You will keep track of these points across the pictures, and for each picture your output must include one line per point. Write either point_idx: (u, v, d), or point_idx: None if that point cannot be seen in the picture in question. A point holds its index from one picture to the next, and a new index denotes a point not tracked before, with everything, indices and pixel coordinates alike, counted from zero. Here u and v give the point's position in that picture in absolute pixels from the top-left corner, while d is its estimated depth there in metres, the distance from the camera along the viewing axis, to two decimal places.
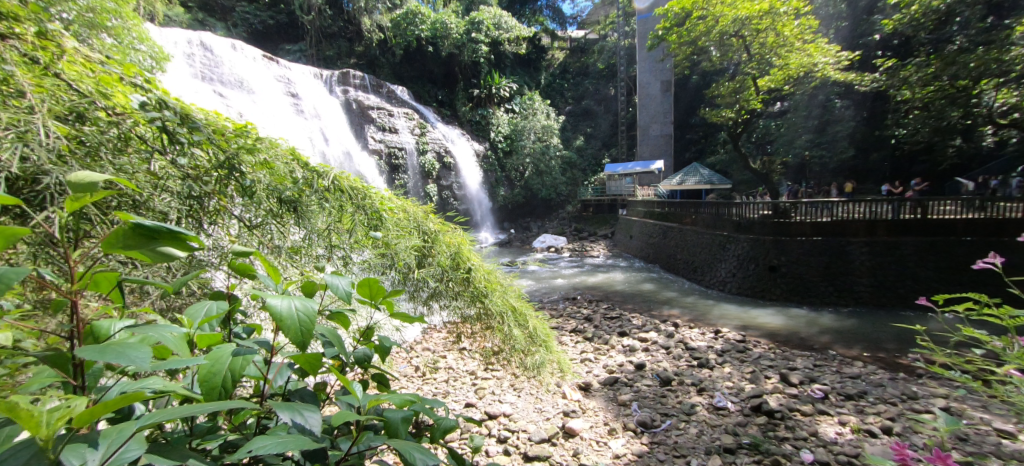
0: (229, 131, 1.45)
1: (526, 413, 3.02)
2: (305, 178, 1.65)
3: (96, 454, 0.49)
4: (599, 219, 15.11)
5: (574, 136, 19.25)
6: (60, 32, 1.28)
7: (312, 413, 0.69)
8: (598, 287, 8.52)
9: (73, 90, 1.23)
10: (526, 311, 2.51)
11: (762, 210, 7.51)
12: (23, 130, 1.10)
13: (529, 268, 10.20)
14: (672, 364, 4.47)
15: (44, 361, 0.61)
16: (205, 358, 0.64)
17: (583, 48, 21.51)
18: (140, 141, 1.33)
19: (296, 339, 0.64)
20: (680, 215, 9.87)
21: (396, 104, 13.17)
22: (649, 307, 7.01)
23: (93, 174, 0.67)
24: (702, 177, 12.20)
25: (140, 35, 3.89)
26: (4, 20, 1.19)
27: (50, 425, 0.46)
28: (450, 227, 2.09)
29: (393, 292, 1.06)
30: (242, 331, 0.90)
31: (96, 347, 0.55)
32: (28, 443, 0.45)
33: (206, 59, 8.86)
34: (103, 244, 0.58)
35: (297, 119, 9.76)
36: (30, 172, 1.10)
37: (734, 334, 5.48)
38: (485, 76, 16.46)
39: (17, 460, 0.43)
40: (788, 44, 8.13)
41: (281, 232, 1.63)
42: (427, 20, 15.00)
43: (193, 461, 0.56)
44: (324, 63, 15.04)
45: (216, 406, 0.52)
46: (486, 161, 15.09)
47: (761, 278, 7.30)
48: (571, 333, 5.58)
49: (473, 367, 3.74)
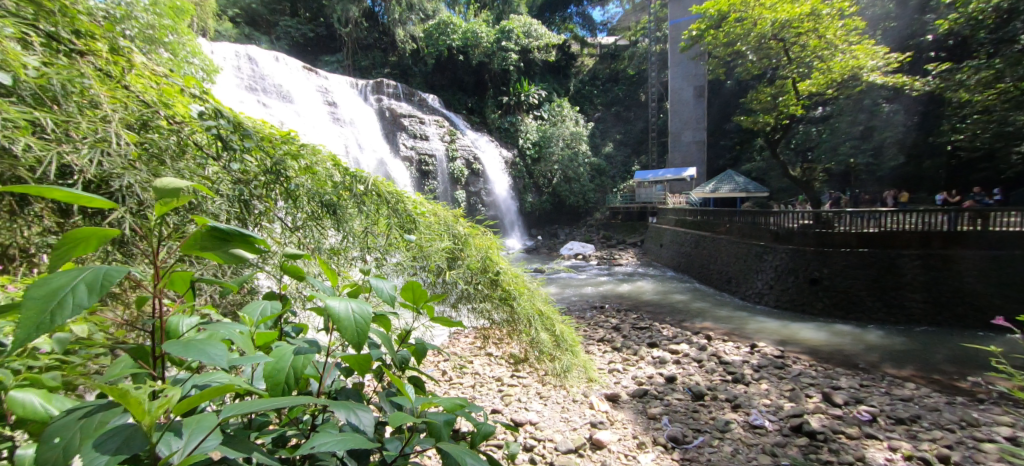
0: (276, 138, 1.55)
1: (553, 422, 2.98)
2: (344, 182, 1.70)
3: (180, 442, 0.54)
4: (629, 227, 14.85)
5: (604, 143, 19.05)
6: (130, 49, 1.40)
7: (365, 413, 0.71)
8: (628, 296, 8.37)
9: (138, 100, 1.33)
10: (552, 315, 2.50)
11: (803, 220, 7.25)
12: (99, 138, 1.21)
13: (557, 275, 10.15)
14: (704, 378, 4.32)
15: (125, 353, 0.66)
16: (270, 356, 0.68)
17: (614, 54, 21.25)
18: (196, 147, 1.42)
19: (353, 342, 0.67)
20: (713, 224, 9.64)
21: (428, 111, 13.52)
22: (681, 317, 6.83)
23: (179, 181, 0.70)
24: (737, 184, 11.83)
25: (195, 49, 4.17)
26: (82, 38, 1.31)
27: (151, 413, 0.51)
28: (480, 231, 2.13)
29: (434, 297, 1.07)
30: (292, 330, 0.93)
31: (179, 343, 0.59)
32: (131, 429, 0.50)
33: (252, 71, 9.40)
34: (183, 245, 0.62)
35: (334, 127, 10.16)
36: (102, 177, 1.21)
37: (772, 349, 5.26)
38: (514, 84, 16.52)
39: (116, 442, 0.48)
40: (831, 46, 7.75)
41: (321, 234, 1.70)
42: (459, 30, 15.27)
43: (257, 453, 0.59)
44: (359, 73, 15.62)
45: (288, 403, 0.56)
46: (515, 168, 15.11)
47: (802, 291, 6.97)
48: (599, 342, 5.48)
49: (499, 373, 3.74)
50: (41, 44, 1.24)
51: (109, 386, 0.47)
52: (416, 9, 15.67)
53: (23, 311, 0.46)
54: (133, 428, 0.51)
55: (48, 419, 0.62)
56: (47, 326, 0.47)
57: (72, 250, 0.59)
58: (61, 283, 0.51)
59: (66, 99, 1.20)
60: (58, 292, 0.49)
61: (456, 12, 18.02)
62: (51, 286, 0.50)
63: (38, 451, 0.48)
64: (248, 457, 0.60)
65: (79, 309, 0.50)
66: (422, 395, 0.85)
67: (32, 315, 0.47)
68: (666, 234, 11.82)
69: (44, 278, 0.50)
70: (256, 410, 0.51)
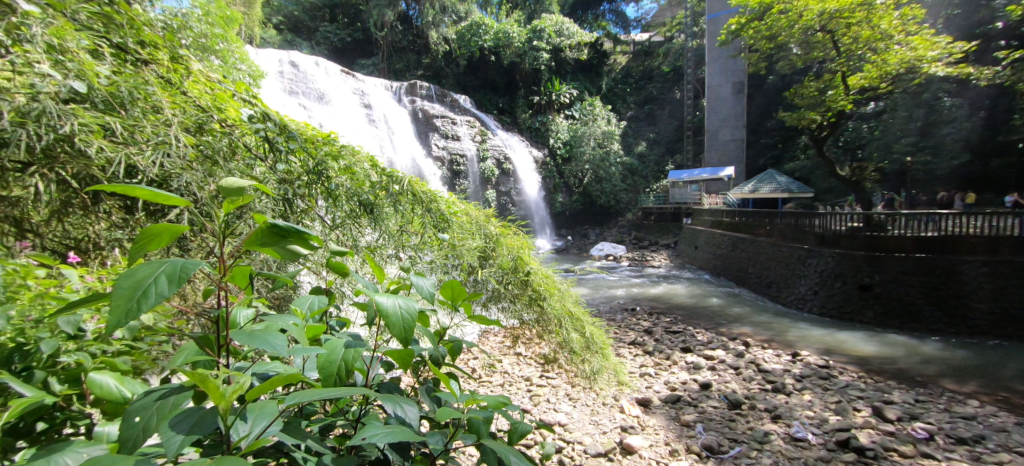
0: (318, 139, 1.62)
1: (582, 424, 2.96)
2: (381, 182, 1.77)
3: (245, 427, 0.58)
4: (662, 228, 14.51)
5: (637, 142, 18.70)
6: (187, 57, 1.52)
7: (410, 406, 0.73)
8: (661, 299, 8.19)
9: (195, 105, 1.44)
10: (583, 317, 2.48)
11: (852, 222, 6.90)
12: (161, 141, 1.31)
13: (588, 276, 10.04)
14: (741, 386, 4.17)
15: (191, 341, 0.70)
16: (324, 348, 0.71)
17: (647, 51, 20.84)
18: (246, 148, 1.51)
19: (401, 338, 0.69)
20: (754, 226, 9.29)
21: (460, 112, 13.69)
22: (717, 322, 6.61)
23: (243, 179, 0.73)
24: (779, 185, 11.36)
25: (243, 55, 4.35)
26: (148, 47, 1.44)
27: (227, 396, 0.55)
28: (511, 231, 2.15)
29: (472, 295, 1.08)
30: (337, 323, 0.97)
31: (243, 332, 0.63)
32: (208, 412, 0.54)
33: (294, 76, 9.81)
34: (247, 241, 0.66)
35: (370, 128, 10.45)
36: (162, 176, 1.29)
37: (816, 358, 5.01)
38: (546, 83, 16.45)
39: (192, 424, 0.52)
40: (886, 37, 7.27)
41: (359, 232, 1.75)
42: (491, 31, 15.40)
43: (310, 441, 0.63)
44: (394, 76, 16.02)
45: (344, 393, 0.59)
46: (545, 167, 15.03)
47: (850, 298, 6.62)
48: (630, 346, 5.39)
49: (528, 373, 3.73)
50: (112, 54, 1.37)
51: (189, 370, 0.52)
52: (449, 12, 15.79)
53: (114, 298, 0.50)
54: (208, 411, 0.55)
55: (121, 400, 0.68)
56: (133, 314, 0.50)
57: (147, 245, 0.63)
58: (144, 274, 0.54)
59: (132, 104, 1.31)
60: (143, 282, 0.53)
61: (488, 13, 18.21)
62: (135, 278, 0.53)
63: (120, 428, 0.52)
64: (300, 445, 0.63)
65: (161, 298, 0.53)
66: (462, 390, 0.87)
67: (122, 301, 0.50)
68: (702, 236, 11.48)
69: (131, 270, 0.53)
70: (314, 399, 0.54)
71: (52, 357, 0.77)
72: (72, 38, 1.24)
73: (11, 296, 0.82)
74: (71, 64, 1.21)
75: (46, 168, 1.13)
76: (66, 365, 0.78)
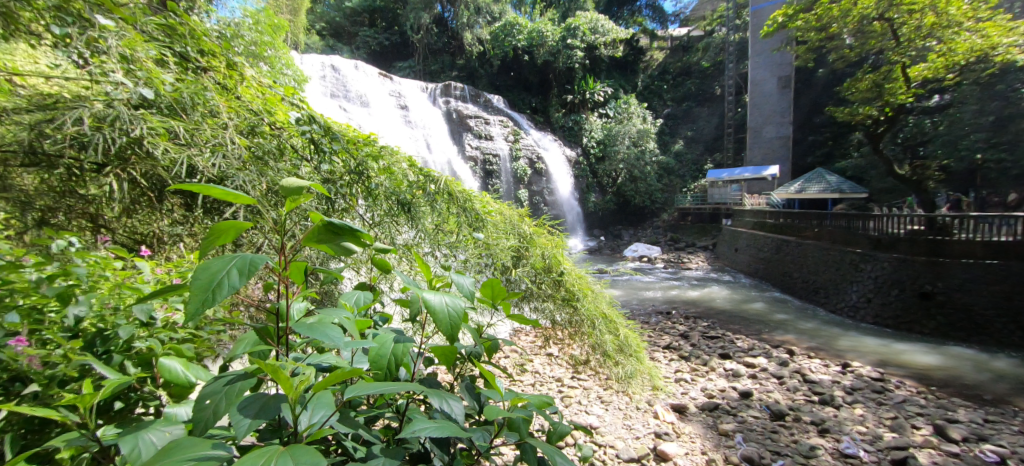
0: (360, 141, 1.69)
1: (614, 428, 2.90)
2: (418, 182, 1.81)
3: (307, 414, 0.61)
4: (701, 229, 14.05)
5: (674, 140, 18.21)
6: (241, 63, 1.62)
7: (456, 401, 0.75)
8: (698, 303, 7.93)
9: (248, 109, 1.53)
10: (616, 319, 2.44)
11: (913, 225, 6.48)
12: (217, 143, 1.39)
13: (621, 278, 9.86)
14: (785, 396, 3.99)
15: (252, 331, 0.74)
16: (374, 342, 0.74)
17: (686, 46, 20.26)
18: (293, 150, 1.59)
19: (447, 333, 0.72)
20: (800, 228, 8.86)
21: (493, 112, 13.77)
22: (759, 329, 6.34)
23: (304, 178, 0.76)
24: (828, 184, 10.79)
25: (289, 61, 4.51)
26: (206, 55, 1.55)
27: (295, 387, 0.59)
28: (544, 230, 2.16)
29: (511, 295, 1.09)
30: (380, 318, 0.99)
31: (304, 324, 0.67)
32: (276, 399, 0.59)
33: (336, 80, 10.15)
34: (305, 238, 0.69)
35: (406, 129, 10.69)
36: (221, 174, 1.37)
37: (869, 370, 4.72)
38: (580, 82, 16.24)
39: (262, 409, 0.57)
40: (954, 24, 6.70)
41: (396, 230, 1.79)
42: (525, 30, 15.43)
43: (359, 432, 0.66)
44: (429, 77, 16.35)
45: (396, 389, 0.62)
46: (578, 167, 14.85)
47: (909, 307, 6.19)
48: (664, 350, 5.25)
49: (559, 374, 3.68)
50: (175, 63, 1.49)
51: (261, 360, 0.56)
52: (483, 12, 15.84)
53: (192, 289, 0.55)
54: (275, 397, 0.59)
55: (189, 385, 0.73)
56: (209, 304, 0.55)
57: (214, 240, 0.67)
58: (217, 267, 0.58)
59: (193, 109, 1.41)
60: (217, 274, 0.57)
61: (521, 12, 18.19)
62: (211, 270, 0.57)
63: (194, 410, 0.58)
64: (352, 433, 0.67)
65: (233, 291, 0.57)
66: (504, 388, 0.89)
67: (200, 292, 0.55)
68: (743, 238, 11.06)
69: (206, 262, 0.57)
70: (372, 391, 0.57)
71: (127, 342, 0.84)
72: (142, 49, 1.37)
73: (94, 285, 0.90)
74: (142, 73, 1.34)
75: (119, 169, 1.26)
76: (139, 350, 0.85)
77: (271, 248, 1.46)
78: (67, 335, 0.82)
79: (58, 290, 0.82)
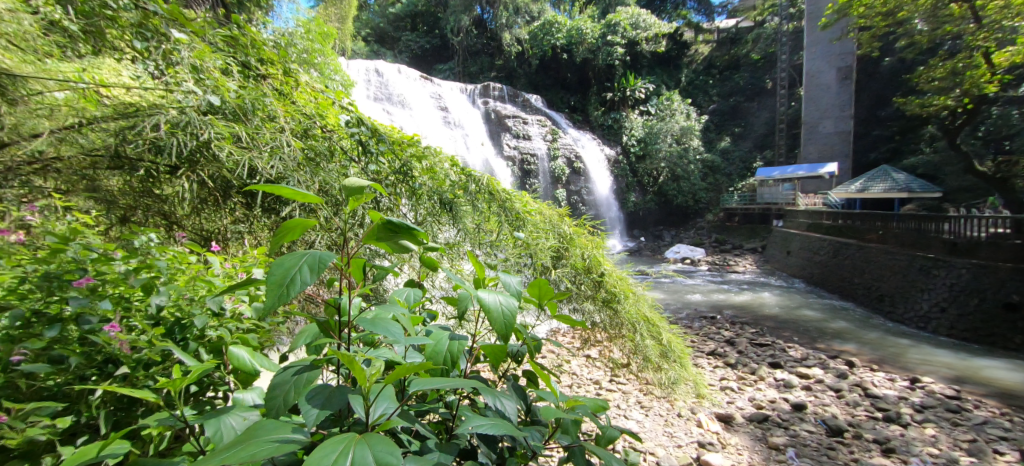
0: (404, 142, 1.75)
1: (655, 435, 2.84)
2: (459, 182, 1.86)
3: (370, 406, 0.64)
4: (749, 230, 13.46)
5: (721, 137, 17.50)
6: (295, 70, 1.70)
7: (509, 402, 0.76)
8: (746, 308, 7.60)
9: (302, 113, 1.61)
10: (658, 323, 2.38)
11: (997, 228, 5.91)
12: (275, 146, 1.47)
13: (662, 281, 9.60)
14: (844, 411, 3.75)
15: (314, 325, 0.77)
16: (430, 339, 0.77)
17: (734, 38, 19.39)
18: (343, 151, 1.65)
19: (502, 335, 0.73)
20: (862, 230, 8.29)
21: (531, 111, 13.79)
22: (814, 338, 5.98)
23: (361, 179, 0.77)
24: (894, 183, 10.03)
25: (338, 67, 4.62)
26: (265, 64, 1.65)
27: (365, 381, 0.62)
28: (584, 230, 2.13)
29: (558, 295, 1.08)
30: (428, 315, 1.01)
31: (367, 320, 0.71)
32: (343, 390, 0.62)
33: (379, 84, 10.45)
34: (365, 237, 0.72)
35: (445, 129, 10.86)
36: (278, 175, 1.44)
37: (942, 387, 4.36)
38: (620, 79, 15.88)
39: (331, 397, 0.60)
40: None
41: (438, 228, 1.83)
42: (563, 28, 15.31)
43: (417, 426, 0.68)
44: (468, 78, 16.65)
45: (456, 385, 0.64)
46: (618, 166, 14.57)
47: (989, 318, 5.67)
48: (709, 356, 5.06)
49: (597, 376, 3.63)
50: (239, 71, 1.59)
51: (337, 353, 0.60)
52: (522, 12, 15.87)
53: (268, 284, 0.58)
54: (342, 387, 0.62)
55: (256, 373, 0.78)
56: (284, 298, 0.58)
57: (281, 238, 0.70)
58: (290, 264, 0.61)
59: (254, 114, 1.49)
60: (289, 271, 0.60)
61: (560, 11, 18.18)
62: (285, 266, 0.60)
63: (267, 398, 0.63)
64: (409, 426, 0.69)
65: (305, 286, 0.60)
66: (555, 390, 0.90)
67: (275, 287, 0.58)
68: (796, 240, 10.50)
69: (279, 259, 0.61)
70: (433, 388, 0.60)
71: (202, 332, 0.91)
72: (211, 59, 1.47)
73: (173, 277, 0.98)
74: (211, 81, 1.43)
75: (190, 171, 1.36)
76: (211, 338, 0.92)
77: (324, 246, 1.53)
78: (150, 323, 0.90)
79: (143, 281, 0.90)
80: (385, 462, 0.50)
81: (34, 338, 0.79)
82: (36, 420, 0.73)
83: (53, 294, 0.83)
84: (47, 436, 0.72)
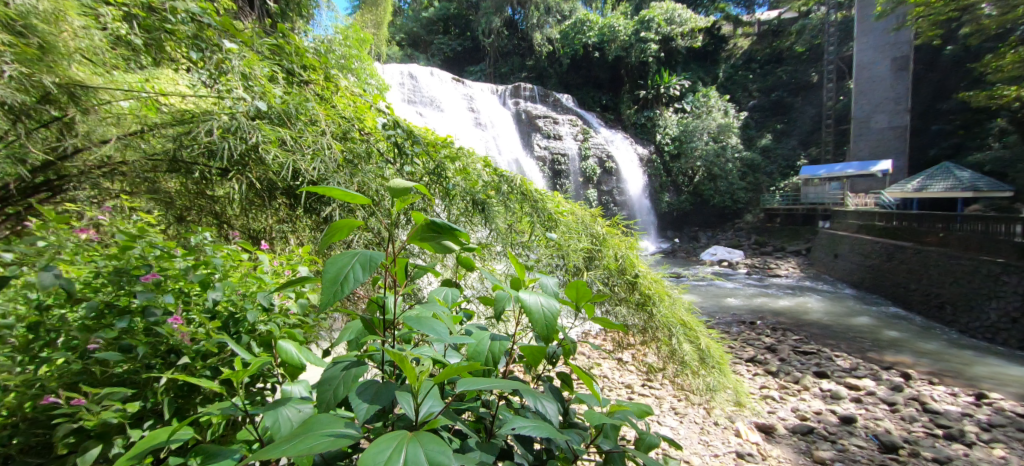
0: (438, 143, 1.79)
1: (691, 443, 2.77)
2: (492, 182, 1.87)
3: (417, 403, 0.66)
4: (792, 232, 12.90)
5: (761, 134, 16.84)
6: (334, 75, 1.77)
7: (550, 403, 0.77)
8: (787, 313, 7.28)
9: (342, 116, 1.67)
10: (696, 327, 2.32)
11: None
12: (317, 149, 1.53)
13: (697, 283, 9.32)
14: (899, 426, 3.54)
15: (360, 323, 0.80)
16: (473, 339, 0.78)
17: (777, 30, 18.60)
18: (380, 153, 1.70)
19: (544, 336, 0.74)
20: (921, 232, 7.77)
21: (562, 111, 13.71)
22: (864, 347, 5.66)
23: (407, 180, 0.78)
24: (957, 182, 9.36)
25: (373, 71, 4.70)
26: (308, 69, 1.72)
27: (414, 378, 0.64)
28: (618, 231, 2.10)
29: (595, 296, 1.08)
30: (465, 314, 1.02)
31: (413, 318, 0.73)
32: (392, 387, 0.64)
33: (413, 86, 10.62)
34: (411, 236, 0.74)
35: (477, 131, 10.95)
36: (320, 177, 1.50)
37: (1011, 404, 4.04)
38: (654, 76, 15.51)
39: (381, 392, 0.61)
40: None
41: (471, 229, 1.85)
42: (595, 27, 15.14)
43: (463, 425, 0.69)
44: (499, 79, 16.73)
45: (501, 386, 0.65)
46: (652, 165, 14.28)
47: None
48: (748, 363, 4.87)
49: (629, 380, 3.56)
50: (283, 78, 1.67)
51: (388, 351, 0.62)
52: (554, 12, 15.80)
53: (324, 281, 0.60)
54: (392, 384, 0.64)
55: (303, 368, 0.81)
56: (338, 295, 0.60)
57: (332, 236, 0.72)
58: (343, 263, 0.64)
59: (297, 118, 1.55)
60: (342, 270, 0.62)
61: (592, 9, 17.98)
62: (338, 264, 0.63)
63: (319, 392, 0.65)
64: (453, 426, 0.70)
65: (358, 284, 0.62)
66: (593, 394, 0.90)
67: (330, 284, 0.60)
68: (844, 243, 9.97)
69: (333, 258, 0.63)
70: (481, 387, 0.61)
71: (252, 325, 0.96)
72: (258, 67, 1.54)
73: (226, 273, 1.04)
74: (258, 88, 1.51)
75: (240, 174, 1.44)
76: (261, 332, 0.97)
77: (362, 245, 1.59)
78: (207, 316, 0.95)
79: (201, 277, 0.96)
80: (437, 461, 0.51)
81: (105, 328, 0.87)
82: (108, 404, 0.80)
83: (122, 288, 0.89)
84: (118, 420, 0.79)
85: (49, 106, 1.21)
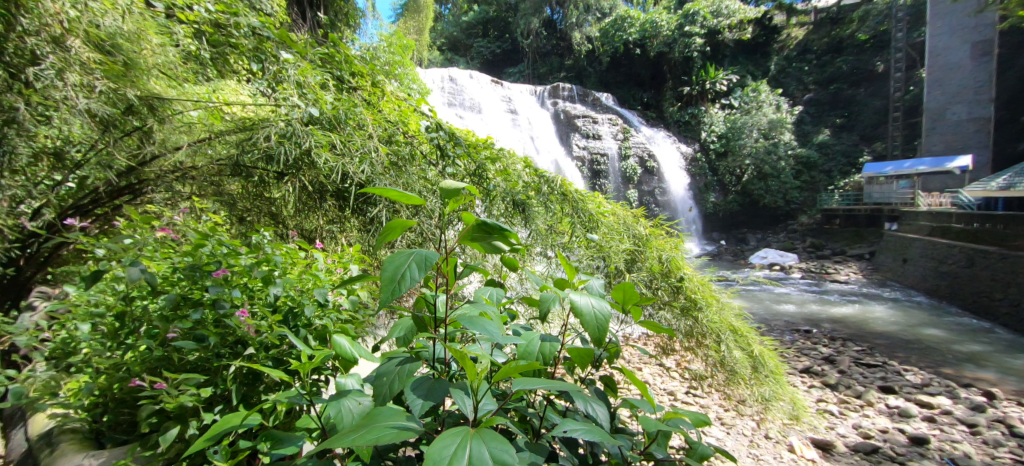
0: (479, 145, 1.82)
1: (740, 456, 2.67)
2: (532, 183, 1.89)
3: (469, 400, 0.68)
4: (852, 234, 12.13)
5: (818, 130, 15.89)
6: (381, 81, 1.84)
7: (599, 407, 0.78)
8: (846, 321, 6.85)
9: (387, 120, 1.73)
10: (747, 333, 2.23)
11: None
12: (364, 152, 1.59)
13: (745, 288, 8.94)
14: (979, 451, 3.26)
15: (411, 321, 0.83)
16: (522, 340, 0.79)
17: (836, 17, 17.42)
18: (422, 155, 1.76)
19: (595, 337, 0.74)
20: (1009, 236, 7.04)
21: (601, 110, 13.47)
22: (936, 361, 5.24)
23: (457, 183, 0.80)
24: None
25: (414, 76, 4.83)
26: (356, 75, 1.80)
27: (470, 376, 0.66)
28: (661, 232, 2.07)
29: (642, 299, 1.06)
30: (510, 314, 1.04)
31: (465, 318, 0.75)
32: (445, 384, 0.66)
33: (453, 89, 10.78)
34: (461, 236, 0.76)
35: (515, 132, 11.00)
36: (367, 178, 1.56)
37: None
38: (699, 72, 14.98)
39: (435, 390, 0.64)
40: None
41: (512, 229, 1.88)
42: (637, 23, 14.80)
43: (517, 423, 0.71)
44: (538, 80, 16.74)
45: (554, 386, 0.67)
46: (696, 164, 13.82)
47: None
48: (803, 374, 4.62)
49: (672, 387, 3.46)
50: (334, 84, 1.75)
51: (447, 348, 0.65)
52: (593, 9, 15.61)
53: (383, 280, 0.63)
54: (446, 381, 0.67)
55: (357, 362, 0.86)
56: (396, 292, 0.63)
57: (386, 236, 0.75)
58: (399, 262, 0.67)
59: (347, 122, 1.62)
60: (399, 268, 0.65)
61: (633, 4, 17.57)
62: (395, 264, 0.66)
63: (377, 386, 0.69)
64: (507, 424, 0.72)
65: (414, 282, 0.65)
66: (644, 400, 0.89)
67: (387, 283, 0.63)
68: (914, 246, 9.23)
69: (390, 258, 0.66)
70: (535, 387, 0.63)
71: (308, 320, 1.02)
72: (312, 75, 1.63)
73: (286, 269, 1.11)
74: (311, 95, 1.59)
75: (294, 177, 1.53)
76: (319, 326, 1.03)
77: (405, 244, 1.64)
78: (269, 309, 1.03)
79: (263, 273, 1.02)
80: (500, 459, 0.53)
81: (181, 318, 0.96)
82: (185, 389, 0.88)
83: (196, 282, 0.97)
84: (193, 402, 0.86)
85: (131, 117, 1.34)
